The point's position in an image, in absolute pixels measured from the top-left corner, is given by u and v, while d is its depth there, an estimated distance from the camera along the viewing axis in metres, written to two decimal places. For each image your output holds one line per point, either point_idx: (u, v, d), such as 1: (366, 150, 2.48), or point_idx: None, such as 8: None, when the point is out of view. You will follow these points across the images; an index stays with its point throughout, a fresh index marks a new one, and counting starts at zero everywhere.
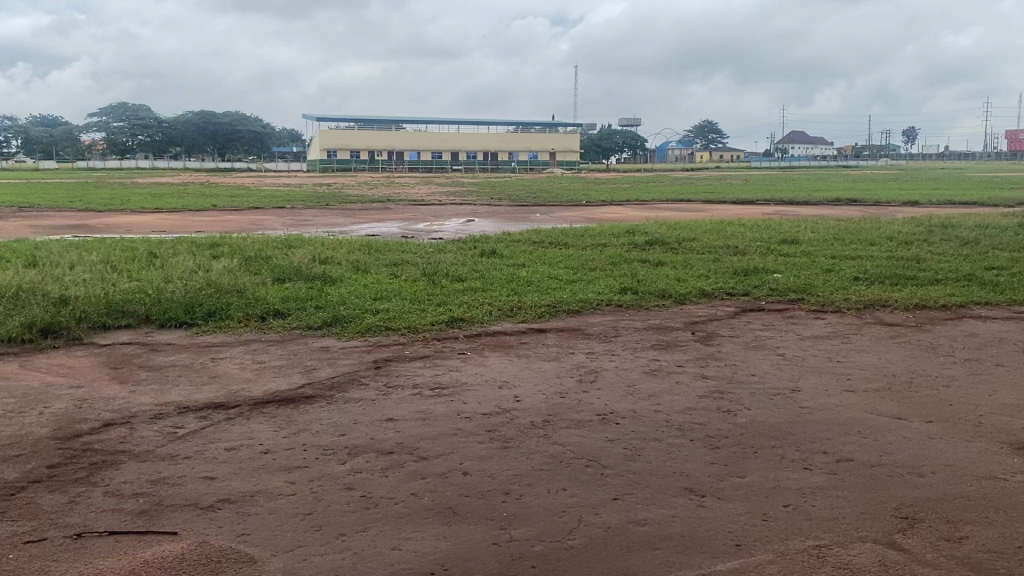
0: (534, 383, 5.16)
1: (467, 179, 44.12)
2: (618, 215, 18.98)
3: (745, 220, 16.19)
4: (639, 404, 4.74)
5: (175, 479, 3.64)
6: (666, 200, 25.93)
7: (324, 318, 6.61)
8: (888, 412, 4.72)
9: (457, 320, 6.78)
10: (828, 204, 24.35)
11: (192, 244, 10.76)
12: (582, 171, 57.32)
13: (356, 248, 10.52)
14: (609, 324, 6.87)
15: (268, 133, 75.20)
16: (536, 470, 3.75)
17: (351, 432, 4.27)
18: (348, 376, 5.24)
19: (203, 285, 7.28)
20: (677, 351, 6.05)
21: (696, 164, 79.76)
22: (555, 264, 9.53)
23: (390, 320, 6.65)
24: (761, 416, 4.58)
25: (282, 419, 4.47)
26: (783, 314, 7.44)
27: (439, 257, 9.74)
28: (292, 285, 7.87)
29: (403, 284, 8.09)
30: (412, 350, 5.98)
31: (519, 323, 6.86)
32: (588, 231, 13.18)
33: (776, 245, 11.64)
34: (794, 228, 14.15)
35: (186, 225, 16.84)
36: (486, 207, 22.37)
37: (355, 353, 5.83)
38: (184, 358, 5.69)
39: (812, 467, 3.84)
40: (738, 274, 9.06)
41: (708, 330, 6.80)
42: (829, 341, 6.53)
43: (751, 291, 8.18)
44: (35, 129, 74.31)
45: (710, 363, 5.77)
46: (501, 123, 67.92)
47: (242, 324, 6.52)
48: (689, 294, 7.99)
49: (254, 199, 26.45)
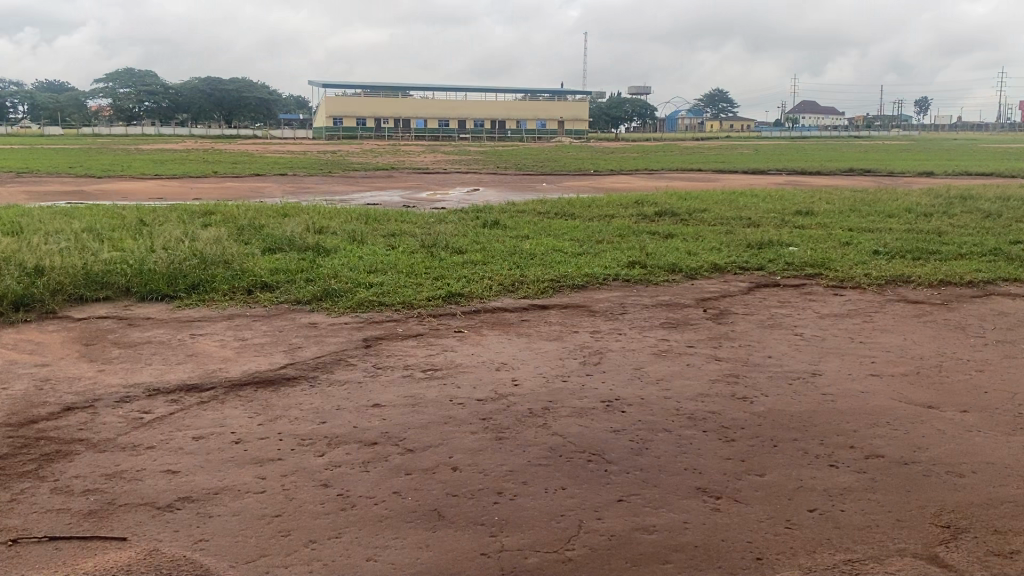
0: (535, 365, 4.79)
1: (474, 147, 43.47)
2: (627, 185, 18.51)
3: (756, 190, 15.69)
4: (647, 389, 4.37)
5: (133, 473, 3.30)
6: (676, 169, 25.34)
7: (314, 293, 6.24)
8: (919, 400, 4.35)
9: (455, 296, 6.40)
10: (842, 174, 23.75)
11: (184, 213, 10.36)
12: (591, 140, 56.62)
13: (353, 217, 10.11)
14: (616, 300, 6.50)
15: (274, 100, 74.38)
16: (532, 465, 3.39)
17: (333, 419, 3.91)
18: (334, 356, 4.87)
19: (188, 255, 6.90)
20: (688, 331, 5.67)
21: (707, 134, 78.74)
22: (560, 236, 9.12)
23: (384, 295, 6.28)
24: (780, 404, 4.20)
25: (259, 404, 4.11)
26: (800, 290, 7.03)
27: (439, 228, 9.34)
28: (283, 256, 7.50)
29: (400, 256, 7.70)
30: (405, 327, 5.61)
31: (520, 298, 6.49)
32: (595, 201, 12.71)
33: (791, 217, 11.19)
34: (808, 199, 13.69)
35: (184, 191, 16.46)
36: (492, 175, 21.93)
37: (343, 331, 5.47)
38: (160, 334, 5.33)
39: (838, 464, 3.48)
40: (752, 247, 8.64)
41: (720, 307, 6.41)
42: (850, 319, 6.14)
43: (766, 266, 7.76)
44: (40, 95, 73.61)
45: (723, 343, 5.38)
46: (509, 91, 67.03)
47: (226, 298, 6.16)
48: (700, 269, 7.59)
49: (257, 166, 25.90)
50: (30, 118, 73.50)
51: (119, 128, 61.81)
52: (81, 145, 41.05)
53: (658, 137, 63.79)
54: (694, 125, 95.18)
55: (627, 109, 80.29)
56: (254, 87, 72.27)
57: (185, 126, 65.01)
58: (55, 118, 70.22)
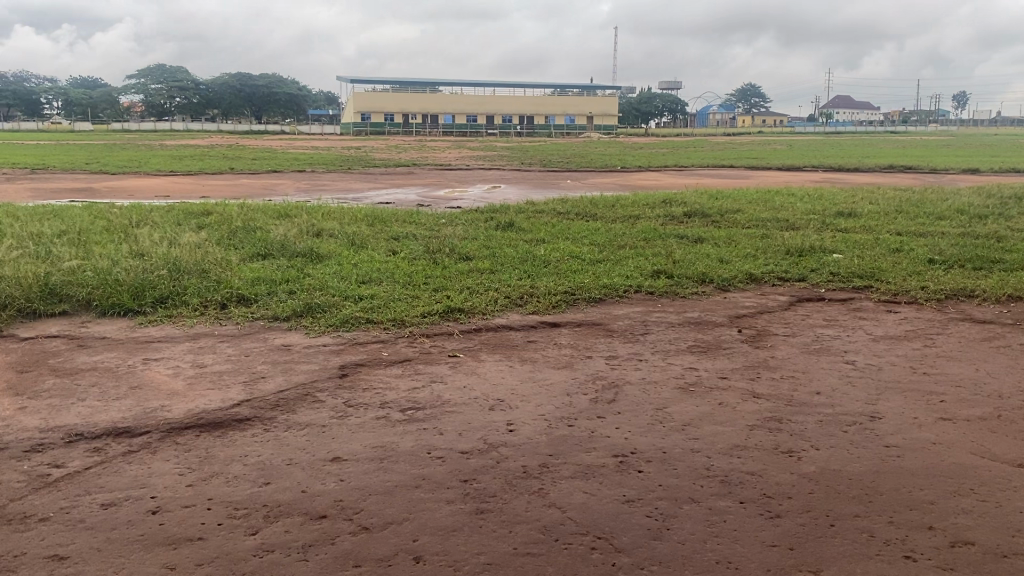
0: (536, 402, 4.02)
1: (502, 143, 42.76)
2: (656, 183, 17.64)
3: (793, 188, 14.78)
4: (670, 439, 3.58)
5: (8, 561, 2.59)
6: (707, 165, 24.40)
7: (293, 308, 5.53)
8: (1007, 457, 3.52)
9: (455, 312, 5.66)
10: (882, 172, 22.68)
11: (179, 214, 9.74)
12: (621, 136, 55.67)
13: (359, 218, 9.43)
14: (637, 318, 5.71)
15: (303, 95, 74.24)
16: (518, 556, 2.63)
17: (282, 480, 3.18)
18: (300, 390, 4.15)
19: (162, 263, 6.23)
20: (721, 357, 4.86)
21: (739, 129, 77.33)
22: (579, 240, 8.34)
23: (373, 311, 5.54)
24: (835, 463, 3.40)
25: (196, 457, 3.39)
26: (847, 307, 6.18)
27: (449, 231, 8.61)
28: (271, 263, 6.81)
29: (399, 264, 6.98)
30: (392, 351, 4.87)
31: (527, 314, 5.74)
32: (620, 201, 11.92)
33: (832, 219, 10.31)
34: (850, 199, 12.76)
35: (193, 189, 15.87)
36: (515, 173, 21.13)
37: (319, 356, 4.74)
38: (108, 358, 4.64)
39: (916, 556, 2.68)
40: (791, 254, 7.80)
41: (757, 327, 5.60)
42: (909, 343, 5.30)
43: (808, 276, 6.93)
44: (72, 90, 74.10)
45: (762, 375, 4.58)
46: (537, 86, 66.22)
47: (195, 313, 5.47)
48: (734, 279, 6.77)
49: (277, 162, 25.38)
50: (61, 114, 73.96)
51: (149, 123, 61.89)
52: (111, 140, 40.99)
53: (689, 132, 62.63)
54: (726, 119, 93.78)
55: (658, 104, 79.09)
56: (283, 82, 72.19)
57: (213, 121, 65.00)
58: (88, 114, 70.58)
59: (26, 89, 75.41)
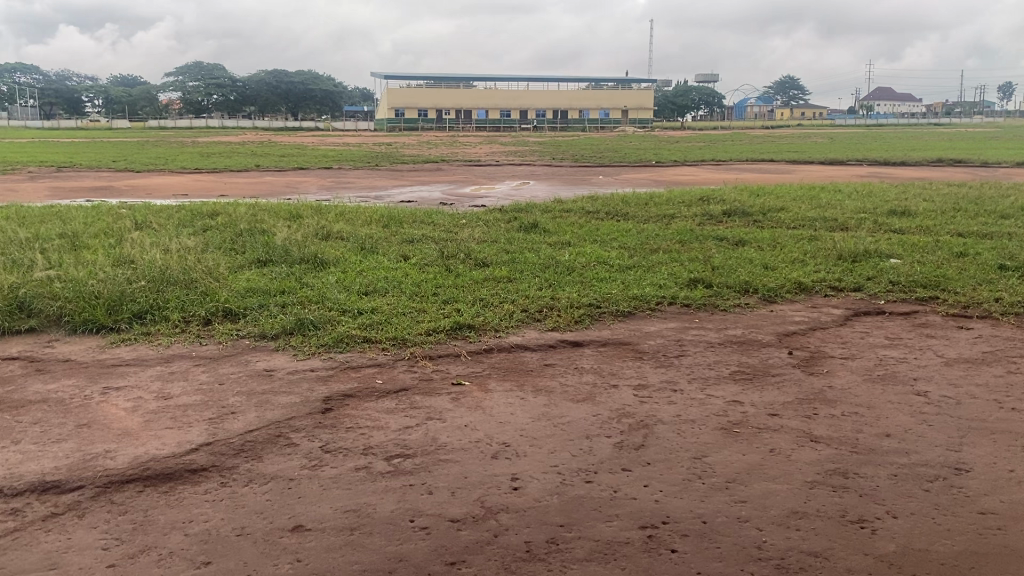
0: (548, 447, 3.36)
1: (537, 138, 42.03)
2: (692, 178, 16.86)
3: (837, 183, 13.94)
4: (711, 504, 2.91)
5: None
6: (747, 159, 23.54)
7: (281, 324, 4.93)
8: None
9: (465, 329, 5.02)
10: (932, 165, 21.64)
11: (185, 215, 9.21)
12: (658, 129, 54.59)
13: (374, 219, 8.84)
14: (672, 336, 5.03)
15: (337, 90, 74.11)
16: None
17: (230, 557, 2.57)
18: (272, 430, 3.53)
19: (145, 274, 5.67)
20: (770, 388, 4.16)
21: (779, 121, 75.66)
22: (607, 243, 7.65)
23: (372, 328, 4.92)
24: (920, 540, 2.70)
25: (131, 523, 2.79)
26: (913, 323, 5.43)
27: (467, 233, 7.96)
28: (269, 270, 6.25)
29: (409, 271, 6.36)
30: (387, 378, 4.23)
31: (546, 331, 5.08)
32: (654, 198, 11.19)
33: (885, 218, 9.50)
34: (901, 196, 11.89)
35: (212, 187, 15.45)
36: (545, 168, 20.47)
37: (303, 384, 4.12)
38: (64, 386, 4.07)
39: None
40: (844, 259, 7.04)
41: (810, 347, 4.88)
42: (991, 368, 4.54)
43: (865, 286, 6.17)
44: (109, 88, 74.73)
45: (819, 411, 3.87)
46: (571, 79, 65.35)
47: (173, 331, 4.89)
48: (781, 289, 6.04)
49: (304, 159, 24.96)
50: (100, 112, 74.60)
51: (184, 120, 62.12)
52: (147, 139, 40.99)
53: (727, 125, 61.34)
54: (764, 112, 92.13)
55: (694, 96, 77.74)
56: (318, 78, 72.12)
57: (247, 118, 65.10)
58: (126, 111, 71.02)
59: (66, 87, 76.25)
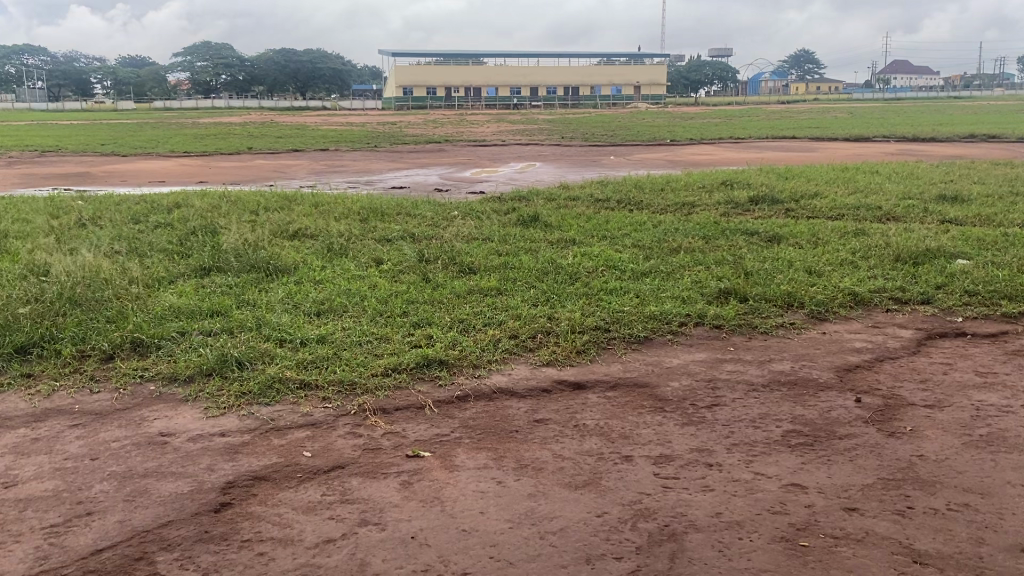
0: None
1: (543, 116, 40.70)
2: (713, 158, 15.57)
3: (873, 165, 12.65)
4: None
5: None
6: (767, 137, 22.24)
7: (199, 362, 3.84)
8: None
9: (434, 366, 3.92)
10: (965, 142, 20.19)
11: (141, 209, 8.11)
12: (671, 107, 53.03)
13: (352, 213, 7.71)
14: (702, 374, 3.90)
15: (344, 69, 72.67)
16: None
17: None
18: (133, 550, 2.44)
19: (44, 292, 4.59)
20: (841, 462, 3.03)
21: (794, 96, 73.76)
22: (618, 241, 6.52)
23: (315, 366, 3.84)
24: None
25: None
26: (1007, 350, 4.28)
27: (455, 229, 6.85)
28: (209, 281, 5.19)
29: (377, 280, 5.27)
30: (321, 447, 3.13)
31: (538, 365, 3.99)
32: (671, 183, 10.01)
33: (937, 206, 8.30)
34: (948, 177, 10.62)
35: (192, 173, 14.31)
36: (551, 148, 19.22)
37: (203, 460, 3.02)
38: None
39: None
40: (902, 260, 5.88)
41: (883, 392, 3.73)
42: None
43: (935, 297, 5.03)
44: (115, 69, 73.52)
45: (918, 504, 2.74)
46: (583, 55, 63.72)
47: (61, 373, 3.83)
48: (832, 303, 4.91)
49: (300, 140, 23.72)
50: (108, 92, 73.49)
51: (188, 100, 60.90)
52: (152, 121, 40.07)
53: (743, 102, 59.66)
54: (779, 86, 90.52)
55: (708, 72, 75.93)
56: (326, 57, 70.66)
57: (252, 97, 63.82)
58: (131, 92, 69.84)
59: (72, 66, 75.23)
